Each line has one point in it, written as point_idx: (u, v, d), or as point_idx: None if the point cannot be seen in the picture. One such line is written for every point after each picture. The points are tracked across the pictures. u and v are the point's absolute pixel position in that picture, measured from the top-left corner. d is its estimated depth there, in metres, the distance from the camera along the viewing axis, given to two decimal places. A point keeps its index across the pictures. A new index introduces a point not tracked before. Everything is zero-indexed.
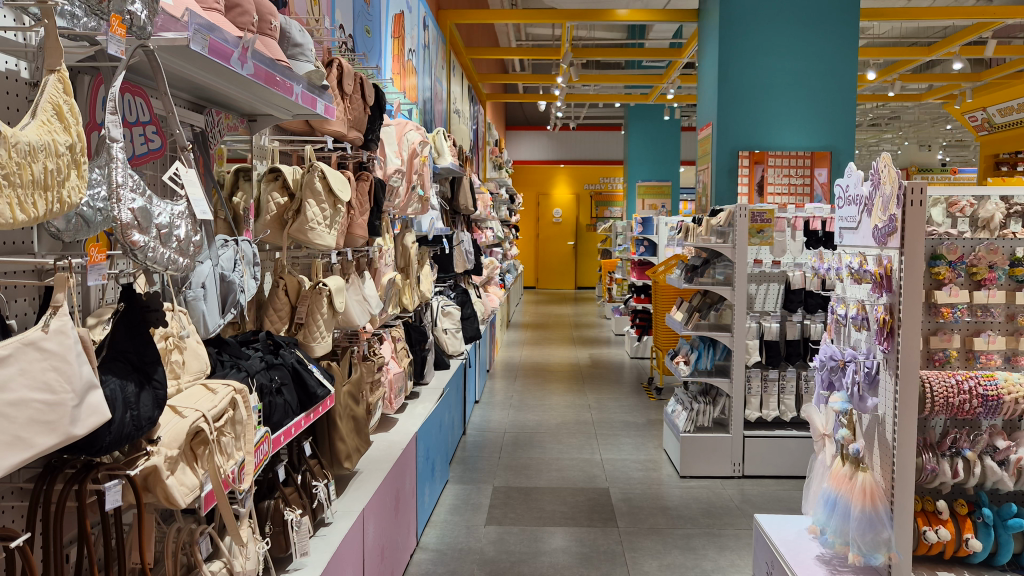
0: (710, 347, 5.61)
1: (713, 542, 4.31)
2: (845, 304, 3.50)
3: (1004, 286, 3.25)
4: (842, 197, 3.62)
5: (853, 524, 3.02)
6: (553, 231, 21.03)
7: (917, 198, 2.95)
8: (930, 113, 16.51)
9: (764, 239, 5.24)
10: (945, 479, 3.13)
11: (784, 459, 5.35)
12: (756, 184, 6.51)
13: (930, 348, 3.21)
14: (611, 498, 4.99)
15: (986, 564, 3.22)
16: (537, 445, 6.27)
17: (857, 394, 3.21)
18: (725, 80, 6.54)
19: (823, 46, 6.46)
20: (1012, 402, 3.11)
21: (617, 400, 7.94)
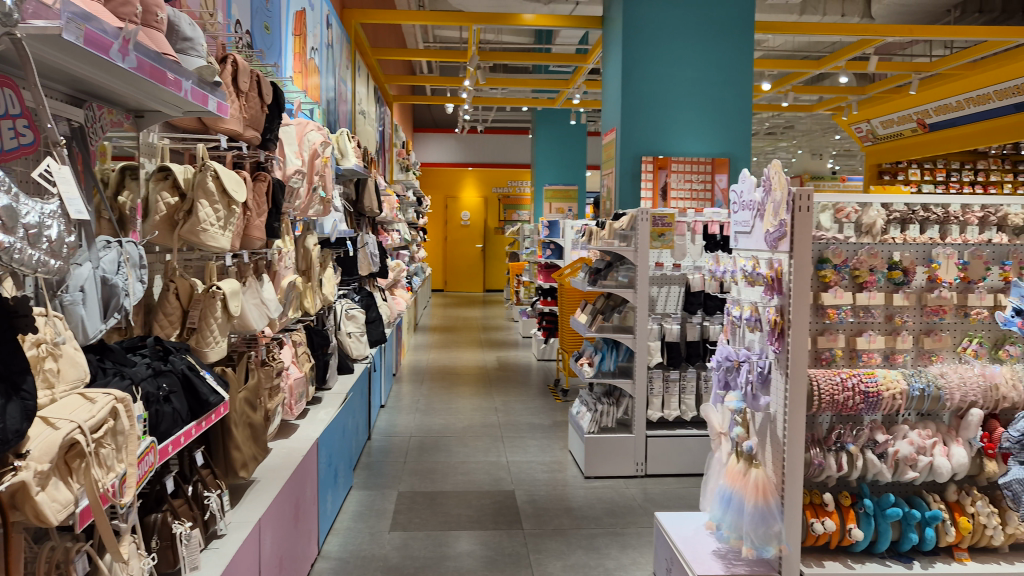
0: (614, 349, 5.73)
1: (617, 540, 4.38)
2: (740, 306, 3.62)
3: (884, 288, 3.42)
4: (737, 201, 3.73)
5: (747, 519, 3.12)
6: (461, 234, 21.01)
7: (805, 205, 3.07)
8: (820, 122, 17.28)
9: (665, 243, 5.42)
10: (831, 473, 3.28)
11: (684, 459, 5.49)
12: (660, 189, 6.68)
13: (817, 348, 3.36)
14: (517, 500, 5.02)
15: (868, 552, 3.40)
16: (444, 449, 6.25)
17: (750, 394, 3.33)
18: (629, 87, 6.67)
19: (721, 55, 6.67)
20: (892, 398, 3.24)
21: (523, 402, 8.00)
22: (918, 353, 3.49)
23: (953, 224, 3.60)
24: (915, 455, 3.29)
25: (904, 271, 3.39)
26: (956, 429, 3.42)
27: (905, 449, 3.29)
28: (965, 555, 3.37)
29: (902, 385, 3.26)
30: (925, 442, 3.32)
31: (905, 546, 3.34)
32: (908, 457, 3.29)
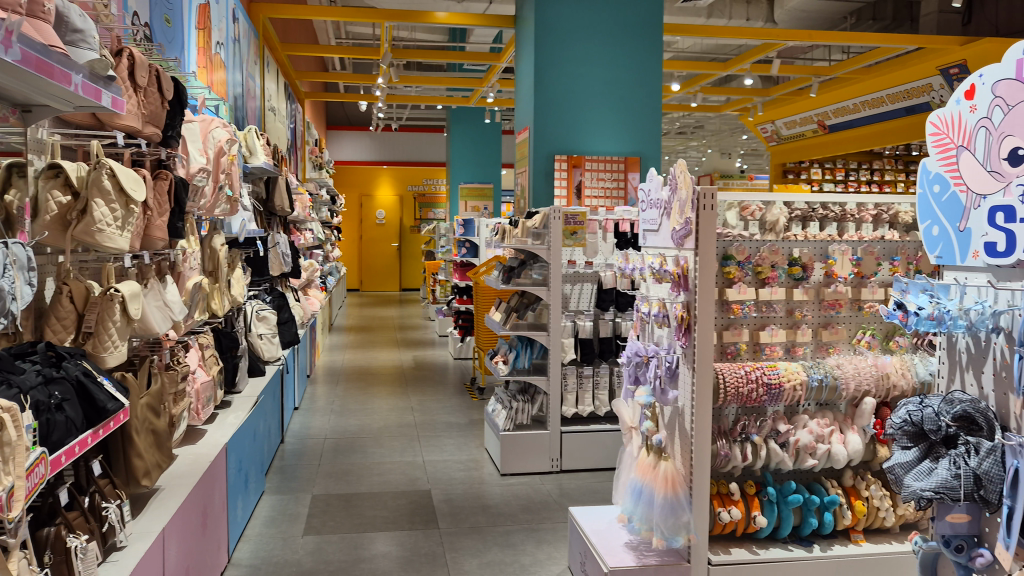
0: (528, 347, 5.75)
1: (532, 536, 4.42)
2: (649, 302, 3.70)
3: (785, 284, 3.55)
4: (645, 200, 3.81)
5: (657, 510, 3.20)
6: (376, 232, 20.76)
7: (709, 203, 3.16)
8: (728, 123, 17.80)
9: (578, 240, 5.49)
10: (737, 463, 3.40)
11: (598, 453, 5.57)
12: (574, 187, 6.74)
13: (723, 342, 3.47)
14: (433, 500, 5.00)
15: (772, 538, 3.53)
16: (359, 450, 6.18)
17: (659, 388, 3.41)
18: (542, 85, 6.72)
19: (629, 55, 6.80)
20: (792, 389, 3.37)
21: (440, 401, 7.97)
22: (817, 345, 3.64)
23: (849, 221, 3.83)
24: (815, 443, 3.44)
25: (803, 267, 3.53)
26: (852, 417, 3.57)
27: (805, 438, 3.43)
28: (861, 537, 3.53)
29: (802, 376, 3.39)
30: (824, 430, 3.47)
31: (806, 531, 3.48)
32: (808, 446, 3.44)
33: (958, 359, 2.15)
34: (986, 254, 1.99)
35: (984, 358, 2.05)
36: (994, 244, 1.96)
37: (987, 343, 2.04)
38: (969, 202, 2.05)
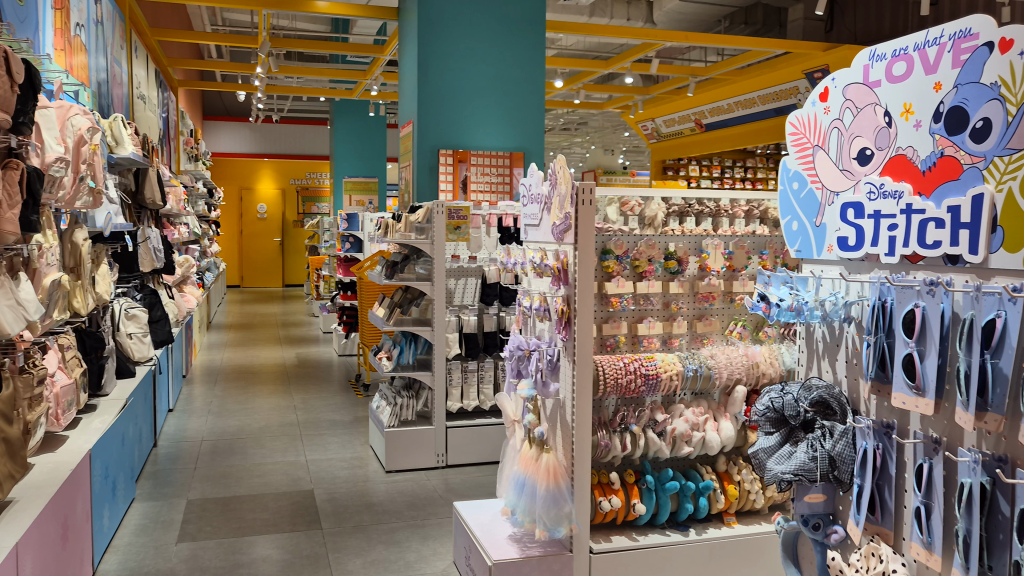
0: (412, 342, 5.74)
1: (417, 532, 4.39)
2: (530, 297, 3.73)
3: (661, 277, 3.66)
4: (526, 195, 3.84)
5: (539, 502, 3.24)
6: (258, 227, 20.04)
7: (587, 198, 3.21)
8: (610, 120, 18.21)
9: (461, 235, 5.44)
10: (616, 453, 3.48)
11: (483, 447, 5.59)
12: (460, 182, 6.74)
13: (603, 335, 3.57)
14: (316, 500, 4.89)
15: (651, 524, 3.63)
16: (239, 452, 5.97)
17: (540, 380, 3.46)
18: (425, 80, 6.66)
19: (512, 52, 6.84)
20: (669, 379, 3.47)
21: (324, 399, 7.80)
22: (692, 336, 3.77)
23: (723, 217, 3.95)
24: (690, 431, 3.55)
25: (678, 261, 3.64)
26: (725, 406, 3.71)
27: (681, 426, 3.54)
28: (733, 519, 3.69)
29: (678, 366, 3.49)
30: (699, 419, 3.59)
31: (682, 516, 3.60)
32: (684, 434, 3.55)
33: (815, 348, 2.27)
34: (839, 248, 2.10)
35: (837, 346, 2.17)
36: (846, 239, 2.07)
37: (840, 333, 2.16)
38: (824, 199, 2.16)
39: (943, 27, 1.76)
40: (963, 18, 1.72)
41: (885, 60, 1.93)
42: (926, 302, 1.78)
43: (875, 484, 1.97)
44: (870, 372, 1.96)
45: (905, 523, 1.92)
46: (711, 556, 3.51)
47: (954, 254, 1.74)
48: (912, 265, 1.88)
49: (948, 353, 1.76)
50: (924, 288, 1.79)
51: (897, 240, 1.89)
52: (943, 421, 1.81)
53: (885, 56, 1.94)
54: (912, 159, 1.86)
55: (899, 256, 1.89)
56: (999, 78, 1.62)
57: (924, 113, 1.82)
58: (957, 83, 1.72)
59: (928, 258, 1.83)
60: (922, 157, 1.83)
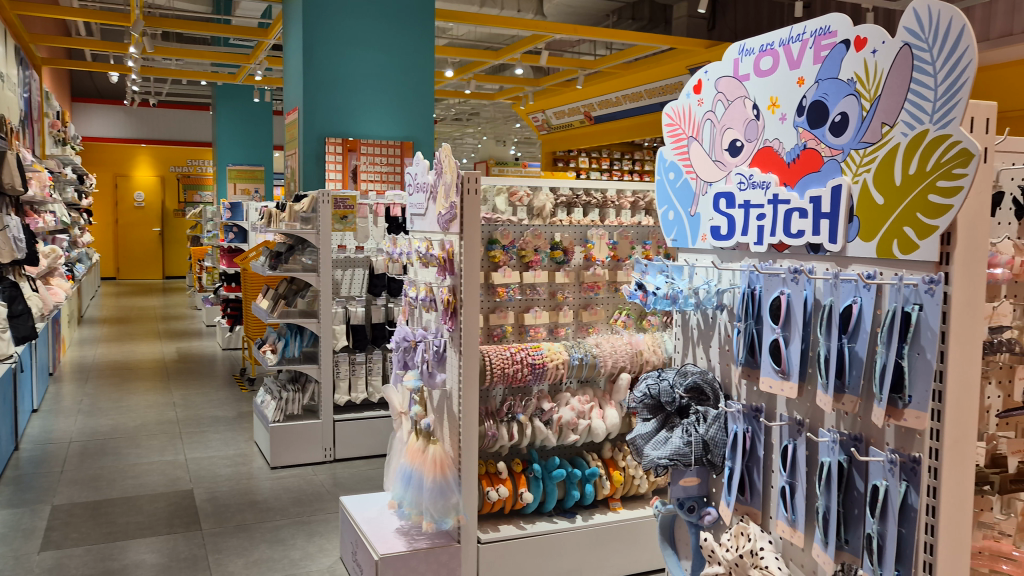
0: (297, 335, 5.55)
1: (303, 529, 4.28)
2: (416, 287, 3.69)
3: (547, 267, 3.69)
4: (411, 184, 3.79)
5: (426, 494, 3.21)
6: (134, 217, 19.03)
7: (472, 187, 3.19)
8: (502, 112, 18.25)
9: (348, 225, 5.41)
10: (503, 442, 3.50)
11: (371, 440, 5.52)
12: (350, 171, 6.62)
13: (489, 325, 3.57)
14: (195, 500, 4.69)
15: (539, 512, 3.67)
16: (112, 452, 5.66)
17: (426, 371, 3.44)
18: (313, 65, 6.48)
19: (404, 40, 6.75)
20: (555, 367, 3.50)
21: (205, 395, 7.50)
22: (577, 326, 3.81)
23: (609, 208, 3.98)
24: (576, 419, 3.59)
25: (564, 251, 3.68)
26: (610, 393, 3.76)
27: (567, 414, 3.58)
28: (618, 504, 3.76)
29: (564, 355, 3.53)
30: (584, 407, 3.64)
31: (569, 503, 3.65)
32: (570, 422, 3.58)
33: (690, 335, 2.33)
34: (712, 237, 2.16)
35: (711, 332, 2.23)
36: (718, 228, 2.14)
37: (713, 320, 2.22)
38: (698, 188, 2.22)
39: (805, 24, 1.82)
40: (823, 15, 1.78)
41: (753, 54, 1.98)
42: (790, 289, 1.85)
43: (744, 465, 2.04)
44: (740, 357, 2.03)
45: (771, 501, 2.00)
46: (597, 542, 3.57)
47: (816, 242, 1.82)
48: (779, 254, 1.96)
49: (810, 338, 1.83)
50: (789, 276, 1.86)
51: (765, 229, 1.96)
52: (806, 403, 1.88)
53: (753, 50, 1.99)
54: (778, 151, 1.92)
55: (766, 245, 1.97)
56: (855, 74, 1.68)
57: (788, 107, 1.88)
58: (819, 78, 1.79)
59: (793, 247, 1.91)
60: (786, 149, 1.90)
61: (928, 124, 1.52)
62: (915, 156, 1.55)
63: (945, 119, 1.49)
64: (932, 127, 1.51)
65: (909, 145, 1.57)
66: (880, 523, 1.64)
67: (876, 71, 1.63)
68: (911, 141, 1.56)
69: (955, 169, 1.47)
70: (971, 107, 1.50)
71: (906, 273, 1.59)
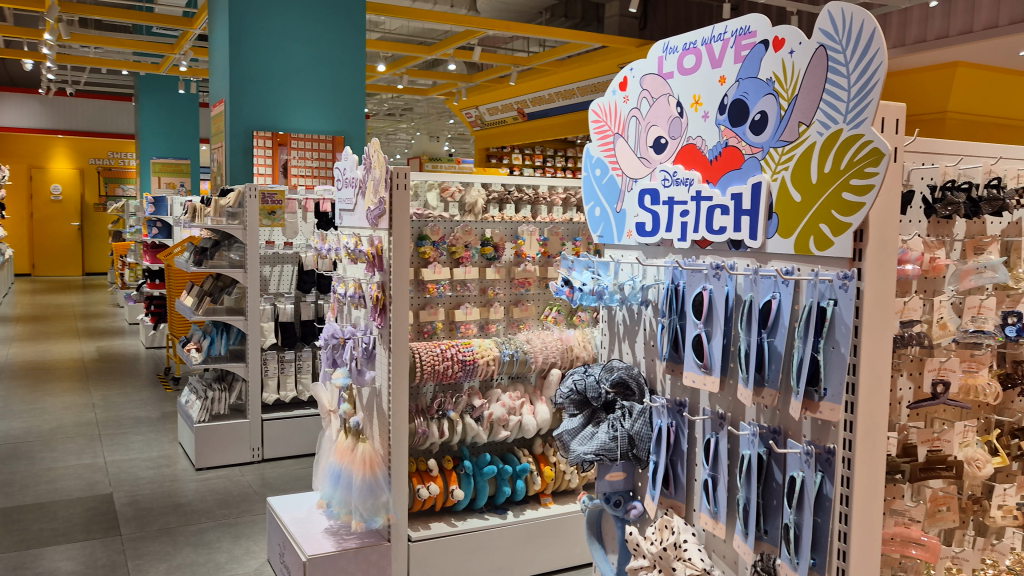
0: (224, 332, 5.42)
1: (229, 532, 4.18)
2: (344, 283, 3.64)
3: (478, 263, 3.69)
4: (340, 178, 3.73)
5: (356, 492, 3.17)
6: (51, 211, 18.38)
7: (401, 182, 3.15)
8: (435, 107, 18.16)
9: (276, 220, 5.32)
10: (434, 440, 3.46)
11: (301, 439, 5.43)
12: (280, 165, 6.50)
13: (420, 322, 3.55)
14: (115, 504, 4.54)
15: (470, 509, 3.66)
16: (26, 456, 5.43)
17: (355, 369, 3.39)
18: (240, 56, 6.31)
19: (334, 32, 6.64)
20: (486, 364, 3.49)
21: (127, 395, 7.27)
22: (508, 322, 3.83)
23: (541, 204, 3.98)
24: (507, 415, 3.60)
25: (495, 247, 3.69)
26: (541, 389, 3.79)
27: (498, 411, 3.58)
28: (550, 499, 3.79)
29: (494, 351, 3.52)
30: (515, 403, 3.65)
31: (500, 499, 3.65)
32: (501, 418, 3.59)
33: (616, 331, 2.35)
34: (637, 234, 2.19)
35: (636, 328, 2.26)
36: (643, 224, 2.16)
37: (638, 315, 2.25)
38: (624, 185, 2.23)
39: (725, 24, 1.85)
40: (743, 16, 1.81)
41: (677, 53, 2.01)
42: (712, 285, 1.89)
43: (669, 460, 2.08)
44: (664, 352, 2.06)
45: (695, 494, 2.04)
46: (529, 537, 3.59)
47: (737, 239, 1.85)
48: (701, 250, 1.99)
49: (731, 334, 1.87)
50: (711, 272, 1.90)
51: (688, 226, 1.99)
52: (727, 397, 1.92)
53: (676, 48, 2.02)
54: (701, 148, 1.95)
55: (690, 241, 2.00)
56: (774, 74, 1.72)
57: (711, 104, 1.91)
58: (740, 77, 1.82)
59: (715, 243, 1.94)
60: (709, 147, 1.93)
61: (842, 124, 1.56)
62: (830, 154, 1.59)
63: (858, 119, 1.53)
64: (846, 127, 1.55)
65: (825, 144, 1.61)
66: (797, 513, 1.69)
67: (793, 71, 1.67)
68: (826, 141, 1.60)
69: (867, 168, 1.51)
70: (881, 108, 1.55)
71: (822, 269, 1.64)
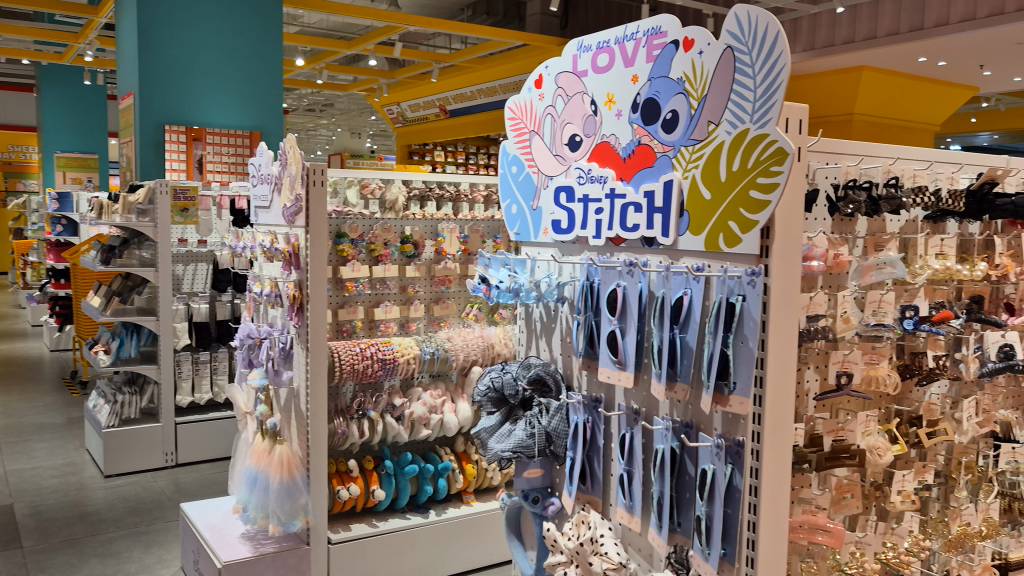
0: (134, 334, 5.19)
1: (139, 540, 4.04)
2: (260, 282, 3.56)
3: (398, 261, 3.65)
4: (255, 174, 3.64)
5: (274, 496, 3.09)
6: None
7: (319, 179, 3.09)
8: (356, 103, 17.91)
9: (189, 217, 5.17)
10: (354, 440, 3.39)
11: (216, 441, 5.29)
12: (195, 161, 6.32)
13: (339, 320, 3.48)
14: (16, 515, 4.32)
15: (391, 510, 3.62)
16: None
17: (272, 370, 3.31)
18: (150, 47, 6.07)
19: (248, 24, 6.47)
20: (406, 363, 3.46)
21: (30, 401, 6.93)
22: (429, 320, 3.80)
23: (462, 202, 3.98)
24: (428, 414, 3.58)
25: (415, 245, 3.66)
26: (462, 387, 3.79)
27: (419, 410, 3.57)
28: (471, 497, 3.79)
29: (415, 350, 3.49)
30: (436, 402, 3.64)
31: (422, 498, 3.63)
32: (421, 417, 3.56)
33: (533, 328, 2.36)
34: (553, 231, 2.20)
35: (553, 325, 2.27)
36: (559, 222, 2.18)
37: (554, 312, 2.26)
38: (540, 182, 2.24)
39: (638, 23, 1.88)
40: (654, 16, 1.84)
41: (591, 51, 2.03)
42: (626, 282, 1.92)
43: (586, 455, 2.10)
44: (580, 348, 2.08)
45: (611, 489, 2.06)
46: (450, 536, 3.57)
47: (650, 236, 1.88)
48: (615, 247, 2.02)
49: (645, 329, 1.90)
50: (625, 269, 1.93)
51: (603, 223, 2.01)
52: (642, 392, 1.95)
53: (590, 47, 2.04)
54: (615, 146, 1.98)
55: (604, 238, 2.02)
56: (684, 74, 1.75)
57: (624, 103, 1.94)
58: (652, 76, 1.85)
59: (629, 240, 1.97)
60: (622, 145, 1.95)
61: (748, 124, 1.60)
62: (738, 153, 1.63)
63: (764, 118, 1.57)
64: (752, 127, 1.59)
65: (733, 143, 1.64)
66: (708, 505, 1.73)
67: (702, 71, 1.70)
68: (734, 139, 1.64)
69: (772, 168, 1.55)
70: (786, 109, 1.60)
71: (731, 265, 1.68)
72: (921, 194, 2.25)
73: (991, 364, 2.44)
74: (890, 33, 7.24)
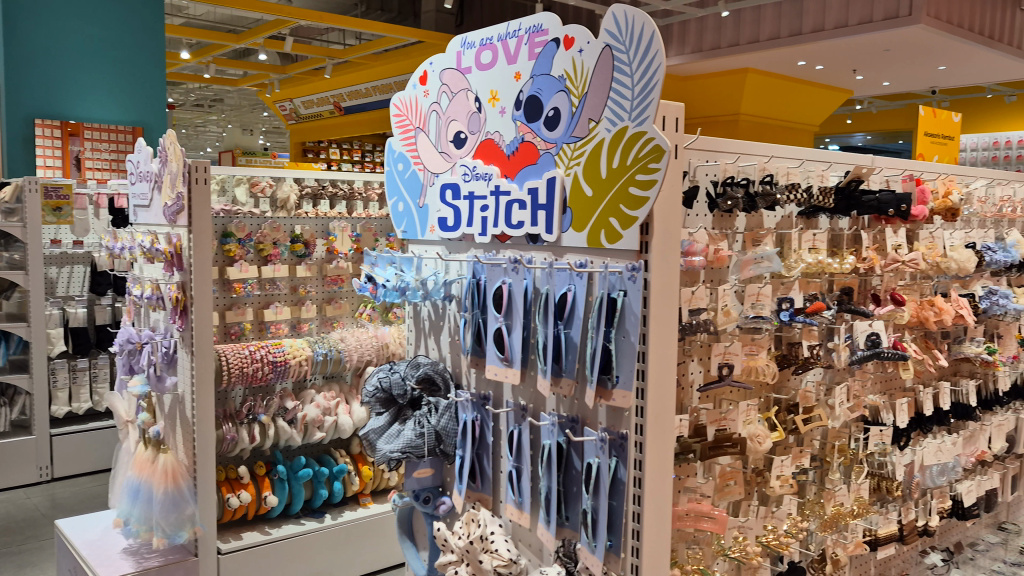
0: (2, 341, 4.84)
1: (10, 561, 3.80)
2: (140, 284, 3.41)
3: (287, 261, 3.56)
4: (133, 172, 3.48)
5: (157, 508, 2.94)
6: None
7: (201, 176, 2.97)
8: (247, 100, 17.38)
9: (62, 217, 4.84)
10: (244, 445, 3.28)
11: (96, 453, 5.03)
12: (72, 159, 6.01)
13: (226, 323, 3.37)
14: None
15: (285, 515, 3.54)
16: None
17: (154, 375, 3.18)
18: (16, 35, 5.69)
19: (126, 13, 6.18)
20: (298, 364, 3.36)
21: None
22: (322, 320, 3.73)
23: (357, 199, 3.97)
24: (322, 416, 3.50)
25: (305, 244, 3.57)
26: (356, 388, 3.75)
27: (313, 412, 3.47)
28: (369, 499, 3.75)
29: (307, 351, 3.41)
30: (330, 403, 3.57)
31: (317, 502, 3.56)
32: (315, 419, 3.47)
33: (422, 327, 2.35)
34: (440, 229, 2.19)
35: (441, 323, 2.27)
36: (445, 219, 2.17)
37: (442, 311, 2.26)
38: (426, 179, 2.23)
39: (519, 21, 1.89)
40: (536, 14, 1.85)
41: (474, 48, 2.03)
42: (511, 279, 1.93)
43: (475, 453, 2.10)
44: (468, 346, 2.08)
45: (500, 486, 2.07)
46: (345, 540, 3.52)
47: (534, 233, 1.90)
48: (501, 244, 2.03)
49: (530, 325, 1.92)
50: (510, 266, 1.94)
51: (488, 220, 2.01)
52: (529, 389, 1.97)
53: (474, 44, 2.03)
54: (498, 143, 1.98)
55: (490, 235, 2.02)
56: (565, 72, 1.77)
57: (507, 100, 1.94)
58: (534, 74, 1.86)
59: (514, 237, 1.98)
60: (506, 142, 1.95)
61: (627, 121, 1.63)
62: (617, 151, 1.65)
63: (641, 116, 1.60)
64: (631, 124, 1.62)
65: (612, 140, 1.67)
66: (594, 498, 1.75)
67: (582, 69, 1.73)
68: (613, 137, 1.66)
69: (651, 164, 1.58)
70: (662, 107, 1.64)
71: (612, 261, 1.71)
72: (795, 190, 2.34)
73: (860, 352, 2.57)
74: (772, 37, 7.52)
